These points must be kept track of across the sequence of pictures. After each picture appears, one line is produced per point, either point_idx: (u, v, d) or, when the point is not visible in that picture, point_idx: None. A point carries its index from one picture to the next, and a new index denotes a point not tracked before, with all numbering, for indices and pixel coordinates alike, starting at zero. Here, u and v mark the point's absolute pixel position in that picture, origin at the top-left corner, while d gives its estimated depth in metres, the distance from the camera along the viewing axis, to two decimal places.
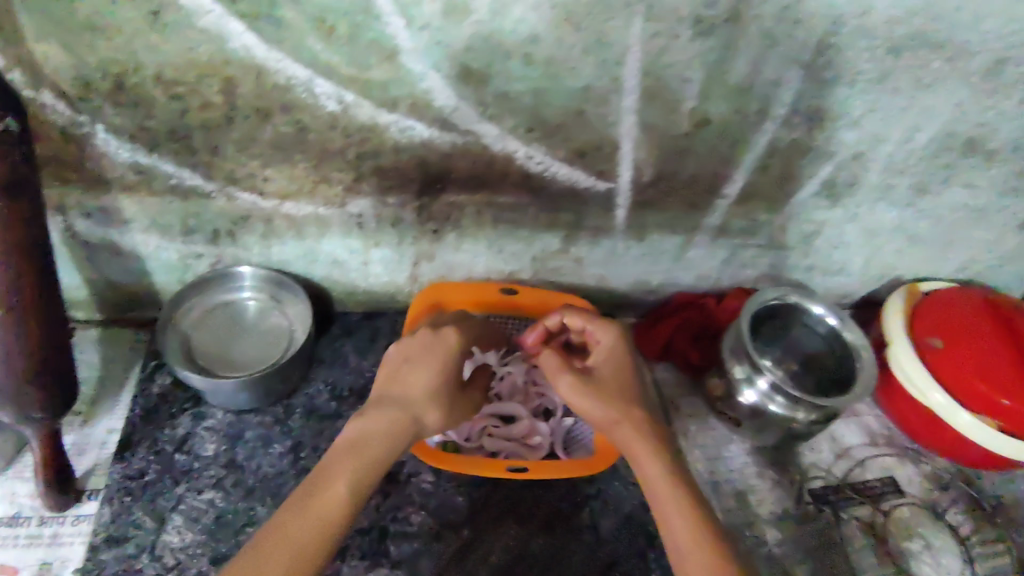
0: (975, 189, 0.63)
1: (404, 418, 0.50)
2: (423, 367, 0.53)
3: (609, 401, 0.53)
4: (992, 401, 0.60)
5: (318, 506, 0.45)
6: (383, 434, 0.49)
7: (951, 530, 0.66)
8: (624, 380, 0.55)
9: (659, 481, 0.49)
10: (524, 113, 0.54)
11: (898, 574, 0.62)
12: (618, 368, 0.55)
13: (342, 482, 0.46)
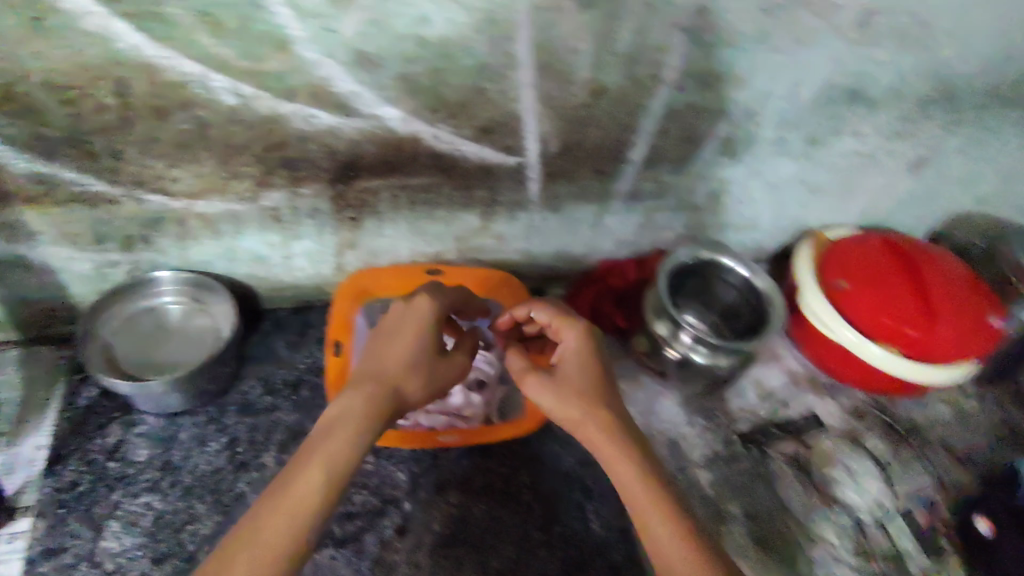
0: (862, 137, 0.69)
1: (387, 390, 0.44)
2: (394, 350, 0.46)
3: (572, 407, 0.46)
4: (899, 331, 0.68)
5: (285, 506, 0.38)
6: (334, 438, 0.41)
7: (871, 456, 0.68)
8: (600, 391, 0.47)
9: (647, 496, 0.42)
10: (423, 94, 0.50)
11: (824, 501, 0.64)
12: (594, 374, 0.48)
13: (301, 483, 0.39)
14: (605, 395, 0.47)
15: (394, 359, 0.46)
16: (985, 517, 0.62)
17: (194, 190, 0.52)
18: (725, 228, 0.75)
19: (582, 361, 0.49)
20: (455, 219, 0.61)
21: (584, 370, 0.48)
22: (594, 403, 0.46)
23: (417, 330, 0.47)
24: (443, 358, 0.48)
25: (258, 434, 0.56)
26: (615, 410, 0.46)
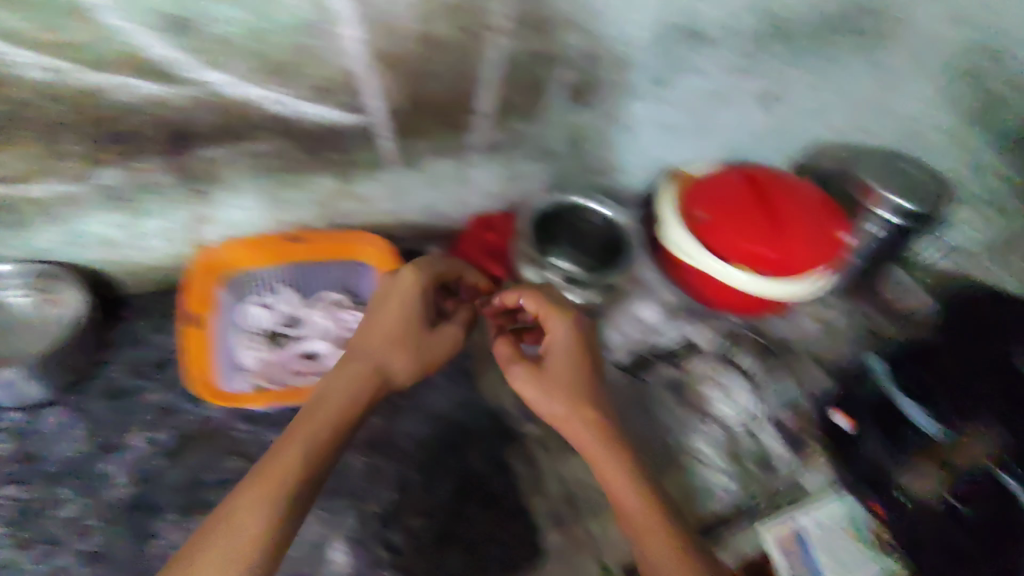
0: (710, 74, 0.72)
1: (374, 370, 0.51)
2: (386, 344, 0.52)
3: (551, 397, 0.51)
4: (757, 254, 0.73)
5: (261, 491, 0.42)
6: (314, 424, 0.47)
7: (742, 372, 0.74)
8: (580, 381, 0.52)
9: (622, 475, 0.48)
10: (245, 54, 0.49)
11: (692, 414, 0.70)
12: (577, 365, 0.52)
13: (281, 467, 0.44)
14: (587, 384, 0.52)
15: (389, 353, 0.52)
16: (843, 412, 0.67)
17: (20, 173, 0.51)
18: (595, 172, 0.78)
19: (564, 352, 0.53)
20: (310, 182, 0.61)
21: (566, 360, 0.52)
22: (574, 394, 0.51)
23: (402, 315, 0.53)
24: (430, 337, 0.54)
25: (127, 418, 0.57)
26: (593, 397, 0.51)
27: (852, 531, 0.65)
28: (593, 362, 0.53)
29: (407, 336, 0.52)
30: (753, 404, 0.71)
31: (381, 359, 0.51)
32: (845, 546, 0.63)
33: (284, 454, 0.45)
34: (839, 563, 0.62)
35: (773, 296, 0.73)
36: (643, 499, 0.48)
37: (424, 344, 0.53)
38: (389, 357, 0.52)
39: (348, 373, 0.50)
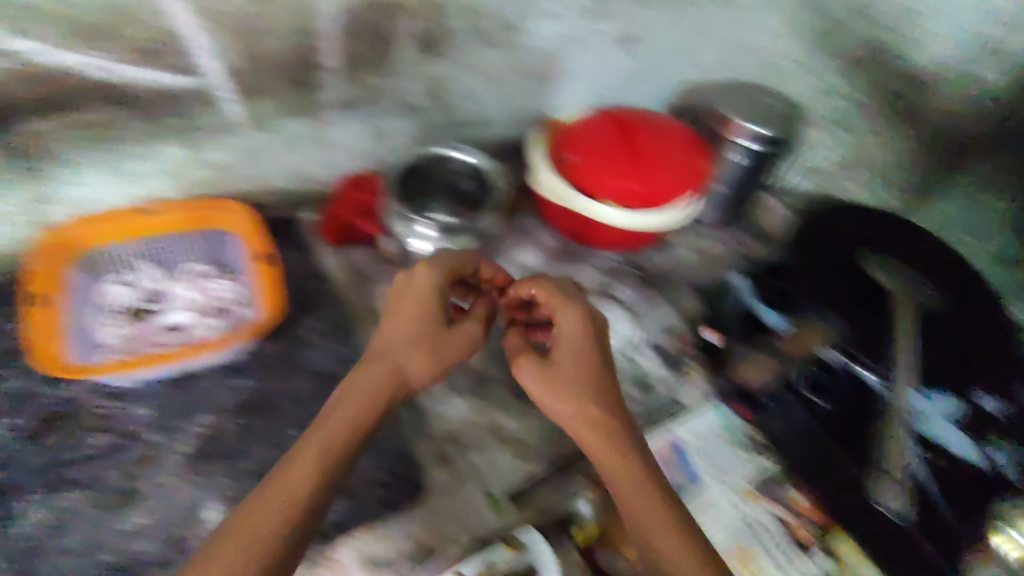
0: (559, 18, 0.74)
1: (390, 374, 0.51)
2: (409, 348, 0.53)
3: (563, 396, 0.53)
4: (626, 189, 0.76)
5: (268, 508, 0.43)
6: (329, 438, 0.47)
7: (621, 306, 0.79)
8: (592, 382, 0.54)
9: (636, 473, 0.50)
10: (54, 20, 0.48)
11: None
12: (590, 368, 0.55)
13: (292, 481, 0.44)
14: (601, 387, 0.54)
15: (410, 356, 0.53)
16: (712, 329, 0.72)
17: None
18: (459, 123, 0.79)
19: (580, 351, 0.56)
20: (153, 150, 0.60)
21: (580, 361, 0.55)
22: (589, 391, 0.53)
23: (428, 309, 0.55)
24: (452, 335, 0.55)
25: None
26: (605, 397, 0.54)
27: (724, 437, 0.68)
28: (606, 364, 0.56)
29: (428, 342, 0.53)
30: (631, 331, 0.76)
31: (400, 367, 0.52)
32: (717, 452, 0.67)
33: (299, 468, 0.45)
34: (713, 467, 0.65)
35: (644, 227, 0.76)
36: (659, 503, 0.48)
37: (447, 344, 0.54)
38: (413, 360, 0.52)
39: (365, 382, 0.51)
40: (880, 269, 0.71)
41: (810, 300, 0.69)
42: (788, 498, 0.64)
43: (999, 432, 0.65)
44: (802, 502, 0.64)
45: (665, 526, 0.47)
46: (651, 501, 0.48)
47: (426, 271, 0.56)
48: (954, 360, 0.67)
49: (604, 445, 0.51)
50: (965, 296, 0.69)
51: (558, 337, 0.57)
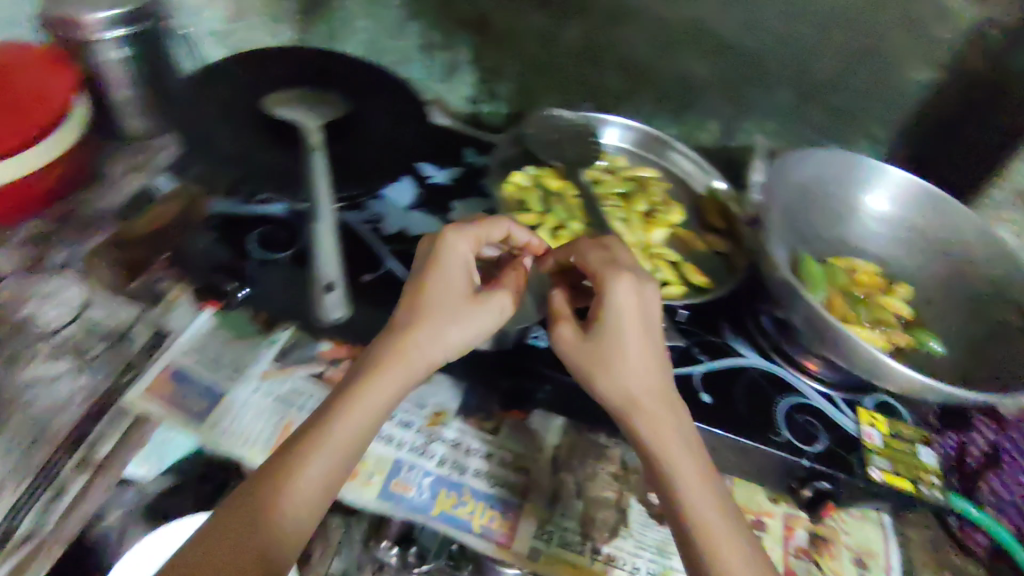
0: None
1: (401, 370, 0.49)
2: (436, 325, 0.51)
3: (605, 370, 0.52)
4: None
5: (298, 494, 0.44)
6: (362, 421, 0.47)
7: (59, 268, 0.68)
8: (638, 352, 0.52)
9: (666, 422, 0.50)
10: None
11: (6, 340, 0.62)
12: (640, 336, 0.52)
13: (318, 462, 0.45)
14: (640, 363, 0.52)
15: (414, 336, 0.50)
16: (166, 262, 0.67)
17: None
18: None
19: (635, 317, 0.52)
20: None
21: (630, 326, 0.52)
22: (630, 358, 0.52)
23: (456, 282, 0.54)
24: (471, 307, 0.53)
25: None
26: (652, 364, 0.52)
27: (231, 332, 0.66)
28: (655, 339, 0.53)
29: (446, 315, 0.52)
30: (76, 288, 0.67)
31: (430, 346, 0.50)
32: (226, 351, 0.65)
33: (338, 442, 0.46)
34: (227, 370, 0.63)
35: (39, 165, 0.65)
36: (701, 472, 0.48)
37: (470, 315, 0.52)
38: (411, 345, 0.50)
39: (384, 384, 0.48)
40: (290, 101, 0.72)
41: (224, 156, 0.67)
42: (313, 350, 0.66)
43: (451, 195, 0.75)
44: (326, 348, 0.66)
45: (688, 464, 0.48)
46: (681, 446, 0.49)
47: (458, 239, 0.55)
48: (389, 149, 0.72)
49: (660, 420, 0.50)
50: (383, 99, 0.78)
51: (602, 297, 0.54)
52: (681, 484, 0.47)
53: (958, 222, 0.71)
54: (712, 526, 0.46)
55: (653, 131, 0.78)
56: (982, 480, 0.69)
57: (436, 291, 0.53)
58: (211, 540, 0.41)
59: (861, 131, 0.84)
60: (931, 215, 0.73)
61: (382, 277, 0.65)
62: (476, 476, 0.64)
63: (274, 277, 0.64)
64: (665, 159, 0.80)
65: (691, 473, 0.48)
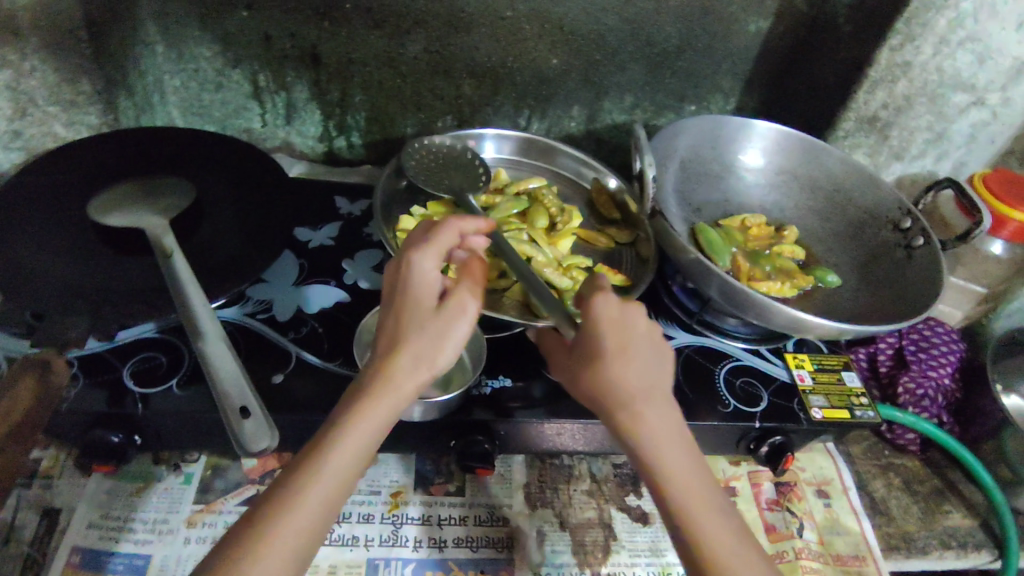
0: None
1: (377, 402, 0.43)
2: (416, 348, 0.45)
3: (593, 370, 0.47)
4: None
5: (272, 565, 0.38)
6: (339, 476, 0.42)
7: None
8: (636, 355, 0.47)
9: (664, 418, 0.46)
10: None
11: None
12: (636, 338, 0.48)
13: (299, 514, 0.40)
14: (640, 362, 0.47)
15: (390, 369, 0.44)
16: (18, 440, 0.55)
17: None
18: None
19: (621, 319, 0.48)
20: None
21: (618, 334, 0.48)
22: (627, 364, 0.46)
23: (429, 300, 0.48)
24: (443, 320, 0.47)
25: None
26: (651, 370, 0.47)
27: (134, 485, 0.57)
28: (650, 337, 0.49)
29: (431, 334, 0.46)
30: None
31: (415, 371, 0.45)
32: (138, 509, 0.56)
33: (318, 489, 0.41)
34: (145, 530, 0.55)
35: None
36: (696, 466, 0.46)
37: (445, 327, 0.46)
38: (388, 379, 0.44)
39: (359, 428, 0.42)
40: (121, 203, 0.63)
41: (47, 280, 0.55)
42: (239, 472, 0.60)
43: (335, 254, 0.69)
44: (251, 465, 0.60)
45: (687, 465, 0.45)
46: (678, 442, 0.46)
47: (422, 254, 0.48)
48: (256, 228, 0.65)
49: (658, 419, 0.46)
50: (228, 169, 0.70)
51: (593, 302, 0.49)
52: (675, 484, 0.44)
53: (825, 162, 0.77)
54: (711, 528, 0.43)
55: (530, 136, 0.76)
56: (897, 384, 0.75)
57: (413, 309, 0.46)
58: None
59: (713, 87, 0.88)
60: (796, 157, 0.79)
61: (295, 370, 0.58)
62: (456, 546, 0.59)
63: (168, 408, 0.54)
64: (550, 163, 0.78)
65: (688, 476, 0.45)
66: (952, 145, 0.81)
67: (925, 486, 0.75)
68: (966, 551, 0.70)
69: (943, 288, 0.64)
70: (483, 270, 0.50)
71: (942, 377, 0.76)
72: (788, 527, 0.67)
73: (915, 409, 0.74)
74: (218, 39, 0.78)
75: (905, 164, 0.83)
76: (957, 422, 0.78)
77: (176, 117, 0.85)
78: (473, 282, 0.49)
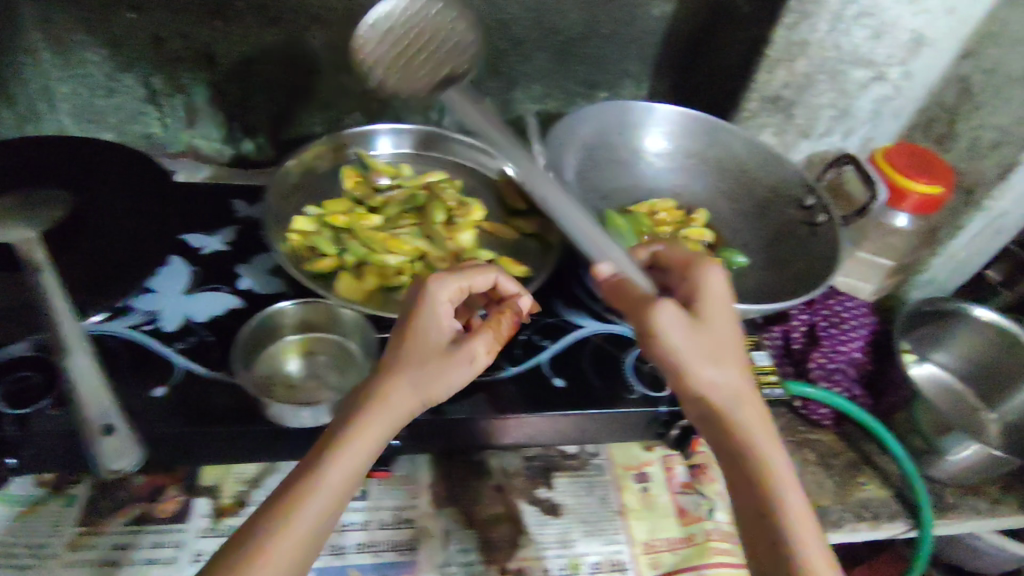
0: None
1: (389, 408, 0.47)
2: (415, 377, 0.48)
3: (702, 355, 0.50)
4: None
5: (291, 539, 0.42)
6: (354, 468, 0.45)
7: None
8: (729, 344, 0.51)
9: (754, 406, 0.51)
10: None
11: None
12: (733, 327, 0.52)
13: (315, 505, 0.43)
14: (733, 352, 0.51)
15: (402, 375, 0.47)
16: None
17: None
18: None
19: (718, 304, 0.52)
20: None
21: (719, 321, 0.52)
22: (724, 355, 0.51)
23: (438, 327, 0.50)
24: (449, 361, 0.49)
25: None
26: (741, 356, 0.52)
27: (16, 508, 0.56)
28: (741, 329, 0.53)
29: (436, 365, 0.48)
30: None
31: (419, 388, 0.48)
32: (20, 534, 0.54)
33: (332, 485, 0.44)
34: (24, 556, 0.53)
35: None
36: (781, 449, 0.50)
37: (447, 366, 0.49)
38: (393, 388, 0.47)
39: (373, 429, 0.46)
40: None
41: None
42: (127, 491, 0.58)
43: (229, 260, 0.67)
44: (140, 481, 0.59)
45: (774, 446, 0.49)
46: (764, 427, 0.50)
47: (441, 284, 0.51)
48: (143, 242, 0.62)
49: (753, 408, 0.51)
50: (108, 178, 0.67)
51: (691, 289, 0.53)
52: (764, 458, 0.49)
53: (727, 141, 0.77)
54: (797, 505, 0.47)
55: (425, 128, 0.74)
56: (810, 360, 0.76)
57: (422, 333, 0.49)
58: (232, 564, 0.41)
59: (623, 73, 0.87)
60: (699, 137, 0.78)
61: (181, 384, 0.56)
62: (358, 551, 0.59)
63: (45, 429, 0.52)
64: (447, 153, 0.77)
65: (777, 453, 0.49)
66: (857, 121, 0.82)
67: (841, 459, 0.76)
68: (880, 522, 0.71)
69: (840, 263, 0.65)
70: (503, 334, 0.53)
71: (852, 352, 0.77)
72: (699, 509, 0.67)
73: (826, 384, 0.75)
74: (106, 43, 0.75)
75: (813, 141, 0.83)
76: (871, 394, 0.79)
77: (69, 124, 0.82)
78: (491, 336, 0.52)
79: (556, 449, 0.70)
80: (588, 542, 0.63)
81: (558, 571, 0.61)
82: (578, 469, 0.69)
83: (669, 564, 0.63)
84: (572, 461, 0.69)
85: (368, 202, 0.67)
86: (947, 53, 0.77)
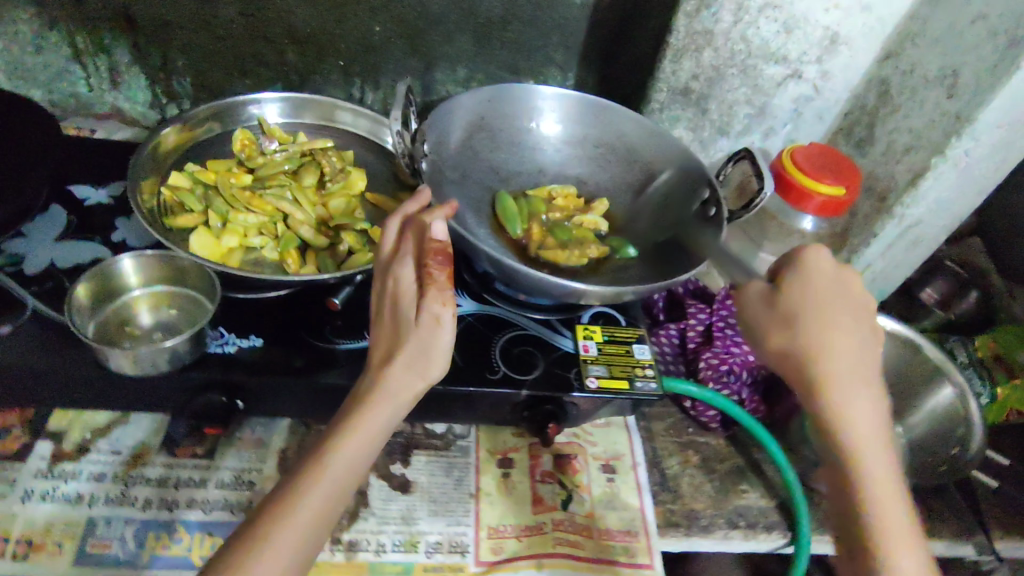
0: None
1: (389, 395, 0.47)
2: (409, 361, 0.48)
3: (809, 333, 0.48)
4: None
5: (294, 526, 0.42)
6: (351, 460, 0.45)
7: None
8: (843, 325, 0.48)
9: (863, 397, 0.47)
10: None
11: None
12: (847, 310, 0.49)
13: (320, 494, 0.44)
14: (846, 338, 0.48)
15: (399, 360, 0.48)
16: None
17: None
18: None
19: (829, 288, 0.50)
20: None
21: (825, 300, 0.49)
22: (833, 332, 0.48)
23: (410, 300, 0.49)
24: (424, 334, 0.48)
25: None
26: (857, 336, 0.49)
27: None
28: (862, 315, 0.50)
29: (419, 342, 0.48)
30: None
31: (409, 373, 0.48)
32: None
33: (337, 471, 0.44)
34: None
35: None
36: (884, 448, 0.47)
37: (425, 342, 0.48)
38: (390, 376, 0.48)
39: (370, 419, 0.46)
40: None
41: None
42: None
43: (108, 214, 0.68)
44: None
45: (876, 443, 0.46)
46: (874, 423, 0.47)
47: (404, 265, 0.50)
48: (14, 182, 0.62)
49: (862, 394, 0.47)
50: None
51: (789, 262, 0.51)
52: (861, 453, 0.46)
53: (617, 122, 0.76)
54: (889, 506, 0.45)
55: (309, 95, 0.74)
56: (700, 359, 0.74)
57: (399, 311, 0.49)
58: (234, 548, 0.42)
59: (547, 61, 0.86)
60: (593, 121, 0.77)
61: (29, 320, 0.58)
62: (187, 507, 0.58)
63: None
64: (332, 121, 0.77)
65: (879, 453, 0.46)
66: (777, 121, 0.80)
67: (725, 465, 0.73)
68: (754, 532, 0.68)
69: (707, 257, 0.63)
70: (447, 275, 0.49)
71: (747, 354, 0.74)
72: (555, 499, 0.66)
73: (715, 386, 0.72)
74: (30, 0, 0.76)
75: (730, 140, 0.82)
76: (765, 402, 0.76)
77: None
78: (439, 288, 0.48)
79: (420, 427, 0.69)
80: (431, 521, 0.62)
81: (394, 547, 0.60)
82: (440, 449, 0.68)
83: (512, 551, 0.61)
84: (435, 441, 0.68)
85: (242, 163, 0.68)
86: (868, 55, 0.74)
